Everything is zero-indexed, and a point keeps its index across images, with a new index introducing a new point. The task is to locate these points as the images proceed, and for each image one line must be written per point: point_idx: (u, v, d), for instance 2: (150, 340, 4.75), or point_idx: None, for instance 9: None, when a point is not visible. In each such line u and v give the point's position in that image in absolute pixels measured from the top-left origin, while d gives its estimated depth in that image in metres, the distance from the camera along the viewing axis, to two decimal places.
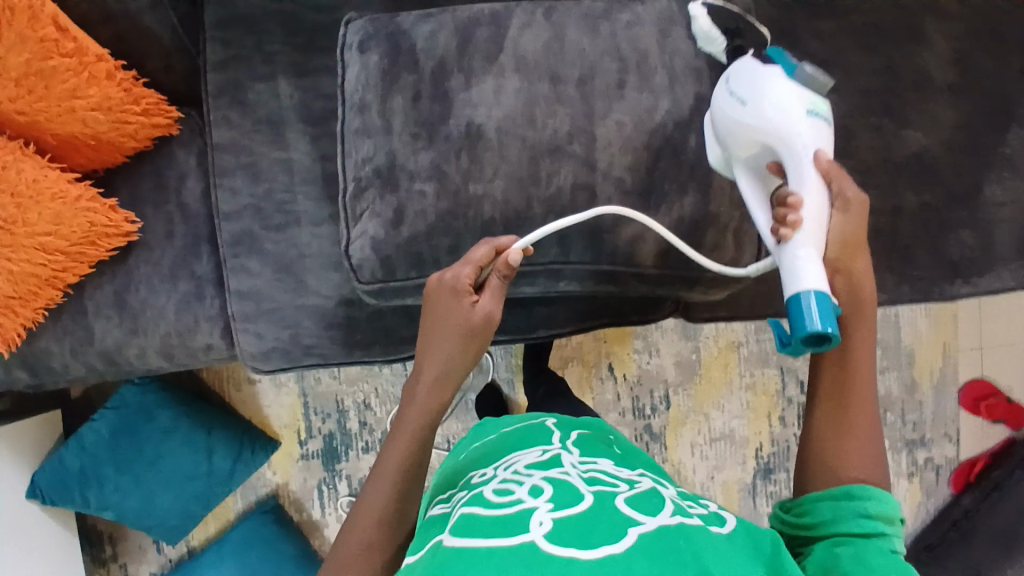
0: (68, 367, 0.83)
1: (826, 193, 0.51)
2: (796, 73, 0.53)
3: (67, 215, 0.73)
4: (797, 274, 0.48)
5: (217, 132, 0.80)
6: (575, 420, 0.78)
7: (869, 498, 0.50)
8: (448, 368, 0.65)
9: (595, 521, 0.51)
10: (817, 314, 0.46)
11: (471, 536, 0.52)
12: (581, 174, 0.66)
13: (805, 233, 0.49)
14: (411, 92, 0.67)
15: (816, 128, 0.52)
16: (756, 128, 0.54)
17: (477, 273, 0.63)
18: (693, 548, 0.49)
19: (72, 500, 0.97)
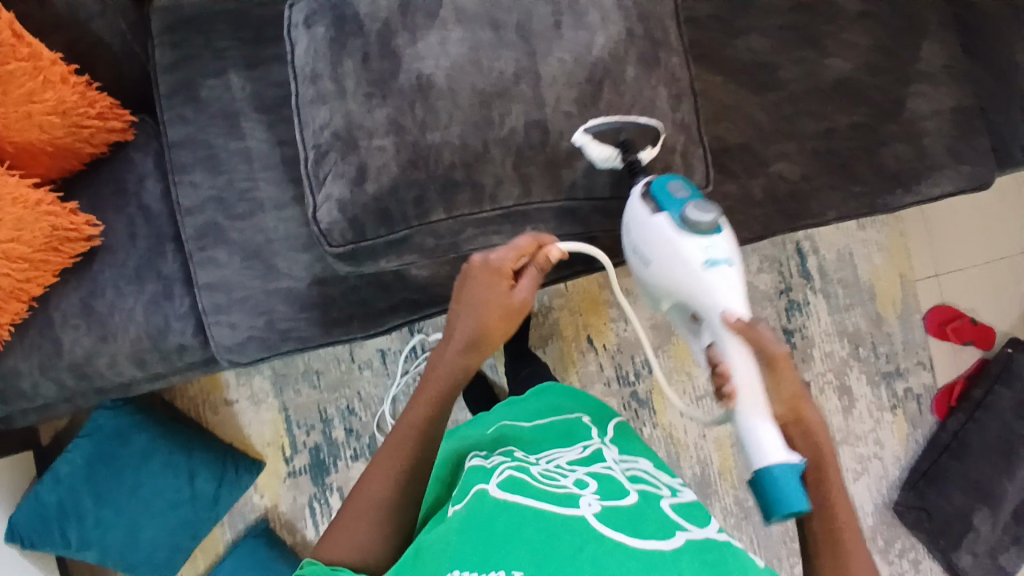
0: (35, 387, 0.80)
1: (751, 357, 0.60)
2: (684, 232, 0.64)
3: (28, 220, 0.72)
4: (758, 453, 0.58)
5: (173, 131, 0.81)
6: (599, 410, 0.80)
7: None
8: (481, 337, 0.65)
9: (645, 517, 0.56)
10: (783, 492, 0.56)
11: (522, 495, 0.57)
12: (532, 112, 0.70)
13: (747, 408, 0.59)
14: (360, 54, 0.70)
15: (716, 287, 0.63)
16: (674, 288, 0.66)
17: (517, 258, 0.65)
18: (733, 556, 0.55)
19: (52, 540, 0.94)
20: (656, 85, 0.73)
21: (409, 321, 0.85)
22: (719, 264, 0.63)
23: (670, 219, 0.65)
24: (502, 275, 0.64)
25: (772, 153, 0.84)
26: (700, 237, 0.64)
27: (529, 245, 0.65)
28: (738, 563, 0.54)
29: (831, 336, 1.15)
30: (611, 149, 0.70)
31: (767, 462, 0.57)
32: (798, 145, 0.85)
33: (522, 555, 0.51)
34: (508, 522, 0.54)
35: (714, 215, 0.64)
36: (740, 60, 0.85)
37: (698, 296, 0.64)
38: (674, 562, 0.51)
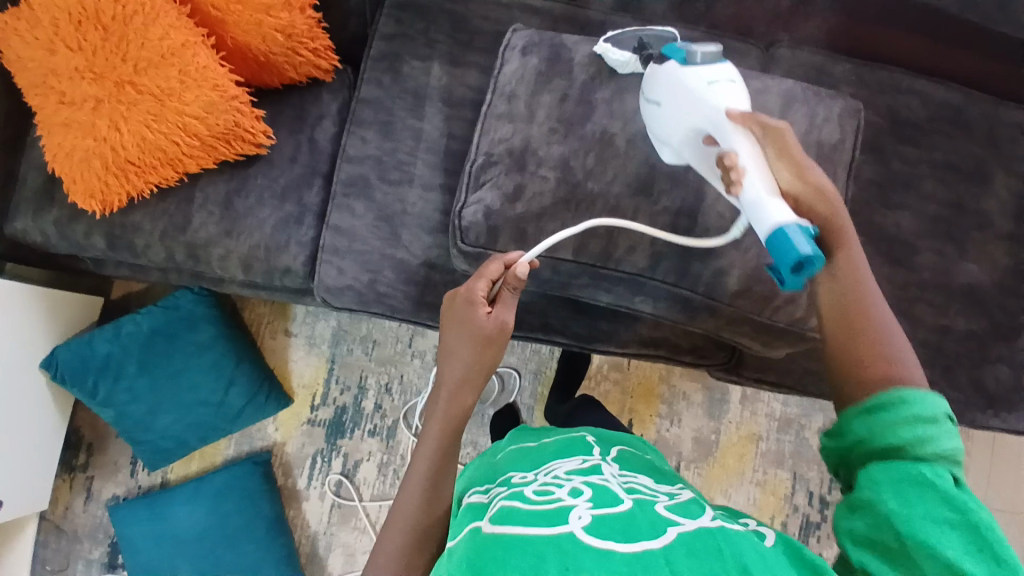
0: (149, 248, 0.86)
1: (753, 138, 0.58)
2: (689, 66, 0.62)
3: (217, 108, 0.79)
4: (766, 216, 0.53)
5: (366, 89, 0.87)
6: (609, 437, 0.77)
7: (902, 401, 0.48)
8: (464, 375, 0.67)
9: (635, 519, 0.51)
10: (796, 240, 0.50)
11: (511, 524, 0.52)
12: (688, 201, 0.72)
13: (752, 184, 0.55)
14: (562, 89, 0.76)
15: (723, 95, 0.60)
16: (691, 116, 0.62)
17: (489, 286, 0.66)
18: (730, 544, 0.48)
19: (82, 384, 0.97)
20: None
21: None
22: (726, 83, 0.60)
23: (676, 60, 0.64)
24: (474, 303, 0.66)
25: None
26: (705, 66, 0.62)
27: (496, 270, 0.65)
28: (735, 549, 0.47)
29: None
30: (629, 54, 0.74)
31: (780, 221, 0.52)
32: (910, 329, 0.86)
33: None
34: (496, 552, 0.50)
35: (717, 50, 0.63)
36: (887, 233, 0.87)
37: (705, 117, 0.60)
38: (664, 560, 0.46)
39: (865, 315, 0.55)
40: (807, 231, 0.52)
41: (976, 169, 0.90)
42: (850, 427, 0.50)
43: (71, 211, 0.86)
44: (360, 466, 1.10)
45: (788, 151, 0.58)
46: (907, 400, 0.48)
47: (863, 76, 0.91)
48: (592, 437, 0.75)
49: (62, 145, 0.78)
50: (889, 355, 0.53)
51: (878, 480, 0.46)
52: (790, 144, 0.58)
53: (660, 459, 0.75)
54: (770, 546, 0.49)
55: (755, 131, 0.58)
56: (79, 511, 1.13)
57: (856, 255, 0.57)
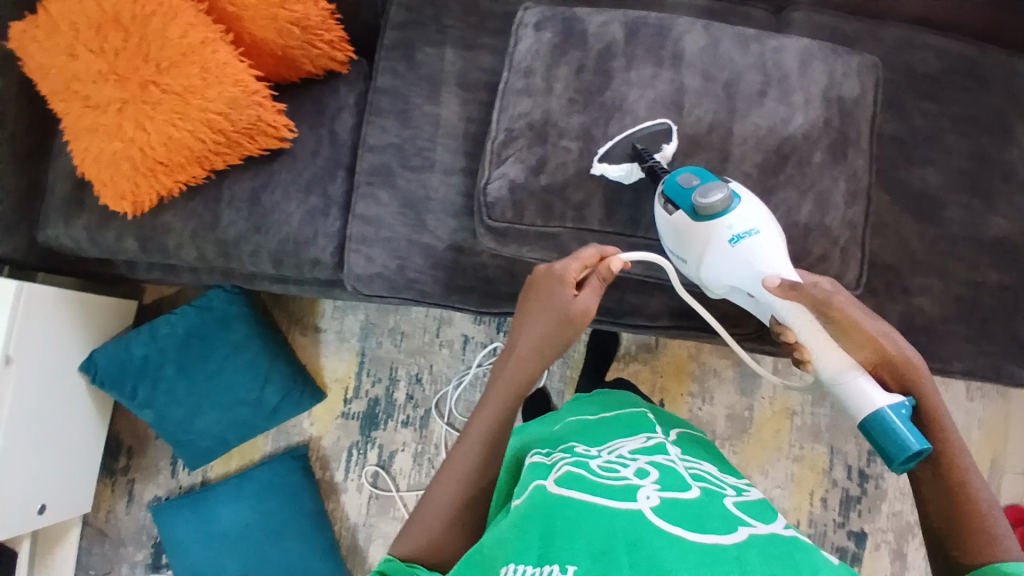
0: (181, 248, 0.88)
1: (805, 309, 0.62)
2: (703, 224, 0.64)
3: (240, 103, 0.80)
4: (863, 400, 0.59)
5: (383, 78, 0.88)
6: (665, 417, 0.79)
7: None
8: (537, 348, 0.66)
9: (707, 512, 0.52)
10: (906, 432, 0.56)
11: (579, 490, 0.54)
12: (710, 164, 0.73)
13: (829, 366, 0.61)
14: (577, 63, 0.76)
15: (752, 257, 0.64)
16: (732, 279, 0.65)
17: (579, 269, 0.66)
18: (805, 558, 0.48)
19: (121, 387, 0.99)
20: (838, 177, 0.75)
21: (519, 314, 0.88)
22: (749, 238, 0.63)
23: (687, 215, 0.65)
24: (564, 283, 0.66)
25: (917, 283, 0.85)
26: (722, 219, 0.64)
27: (591, 254, 0.67)
28: (810, 561, 0.47)
29: (904, 496, 1.10)
30: (625, 167, 0.71)
31: (877, 408, 0.58)
32: (943, 287, 0.85)
33: (578, 553, 0.47)
34: (563, 513, 0.51)
35: (722, 194, 0.63)
36: (911, 189, 0.87)
37: (749, 282, 0.65)
38: (736, 559, 0.46)
39: (966, 496, 0.56)
40: (906, 415, 0.57)
41: (1000, 121, 0.88)
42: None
43: (102, 215, 0.88)
44: (396, 456, 1.11)
45: (846, 316, 0.60)
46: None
47: (877, 36, 0.90)
48: (652, 416, 0.77)
49: (91, 149, 0.80)
50: (993, 536, 0.54)
51: None
52: (847, 307, 0.60)
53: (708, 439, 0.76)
54: (837, 562, 0.49)
55: (803, 303, 0.61)
56: (121, 514, 1.15)
57: (956, 436, 0.58)
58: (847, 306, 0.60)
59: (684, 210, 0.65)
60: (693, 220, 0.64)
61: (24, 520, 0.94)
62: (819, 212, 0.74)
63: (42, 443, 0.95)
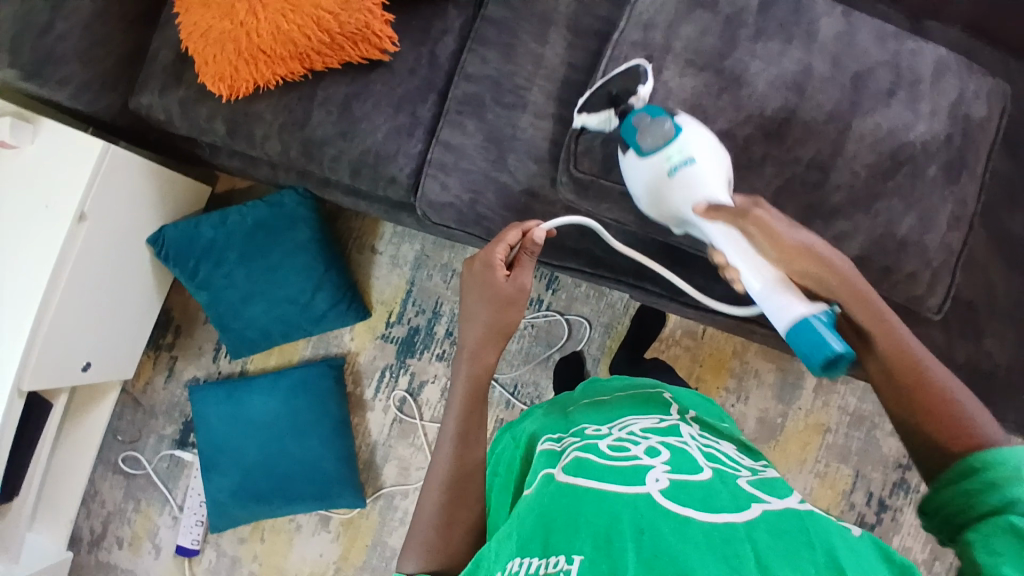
0: (267, 139, 0.89)
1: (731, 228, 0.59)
2: (642, 158, 0.64)
3: (351, 7, 0.81)
4: (779, 317, 0.57)
5: (494, 9, 0.88)
6: (687, 398, 0.77)
7: (991, 464, 0.47)
8: (484, 339, 0.71)
9: (716, 491, 0.51)
10: (820, 338, 0.54)
11: (586, 476, 0.54)
12: (822, 153, 0.71)
13: (755, 280, 0.58)
14: (701, 26, 0.74)
15: (686, 186, 0.62)
16: (672, 209, 0.64)
17: (507, 250, 0.70)
18: (819, 531, 0.47)
19: (185, 264, 1.03)
20: (946, 196, 0.72)
21: (580, 271, 0.89)
22: (682, 167, 0.62)
23: (634, 149, 0.65)
24: (491, 267, 0.69)
25: (992, 324, 0.82)
26: (664, 149, 0.63)
27: (515, 236, 0.69)
28: (824, 535, 0.46)
29: (918, 534, 1.08)
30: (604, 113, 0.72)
31: (788, 324, 0.56)
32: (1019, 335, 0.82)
33: (584, 540, 0.47)
34: (570, 502, 0.51)
35: (659, 126, 0.63)
36: (1013, 231, 0.83)
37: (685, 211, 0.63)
38: (748, 537, 0.45)
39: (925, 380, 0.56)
40: (828, 323, 0.55)
41: None
42: (941, 500, 0.49)
43: (198, 92, 0.90)
44: (425, 386, 1.13)
45: (770, 230, 0.57)
46: (990, 463, 0.47)
47: (1012, 64, 0.86)
48: (670, 395, 0.76)
49: (200, 25, 0.83)
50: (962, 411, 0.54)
51: (970, 539, 0.45)
52: (771, 223, 0.57)
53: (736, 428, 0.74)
54: (858, 533, 0.49)
55: (724, 222, 0.59)
56: (158, 388, 1.21)
57: (891, 326, 0.58)
58: (767, 221, 0.57)
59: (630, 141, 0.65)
60: (638, 152, 0.65)
61: (67, 374, 0.99)
62: (922, 227, 0.71)
63: (94, 307, 0.99)
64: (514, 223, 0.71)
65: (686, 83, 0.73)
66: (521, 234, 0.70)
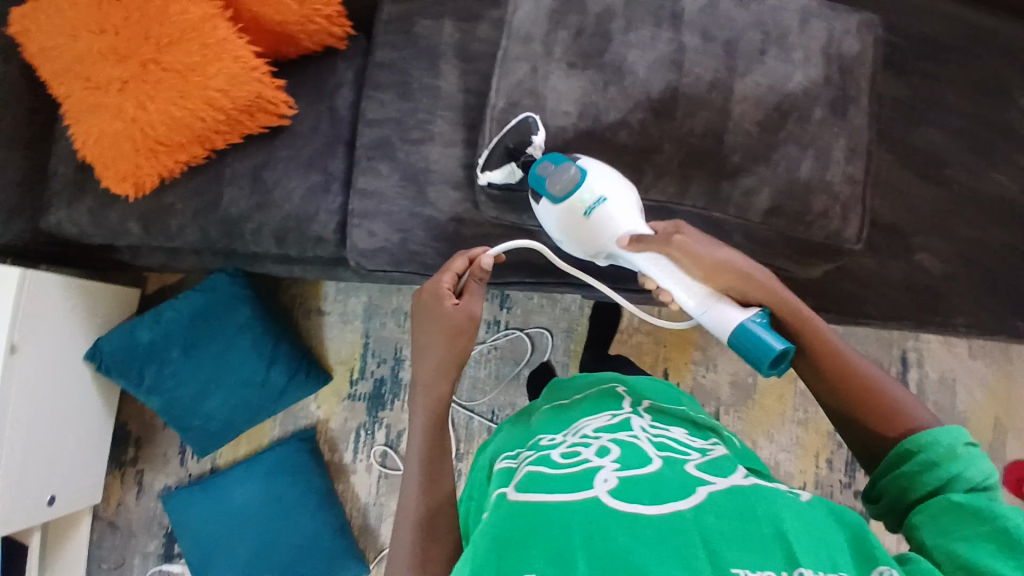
0: (184, 229, 0.88)
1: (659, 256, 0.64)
2: (559, 206, 0.68)
3: (240, 80, 0.80)
4: (724, 328, 0.63)
5: (381, 52, 0.89)
6: (640, 388, 0.78)
7: (925, 448, 0.55)
8: (441, 365, 0.71)
9: (665, 481, 0.52)
10: (763, 340, 0.60)
11: (535, 492, 0.54)
12: (713, 120, 0.76)
13: (691, 299, 0.64)
14: (575, 30, 0.80)
15: (606, 224, 0.66)
16: (602, 246, 0.68)
17: (455, 280, 0.72)
18: (764, 503, 0.50)
19: (129, 373, 0.99)
20: (837, 132, 0.77)
21: (523, 282, 0.90)
22: (599, 208, 0.66)
23: (547, 199, 0.70)
24: (441, 296, 0.71)
25: (918, 241, 0.86)
26: (573, 194, 0.67)
27: (462, 264, 0.72)
28: (770, 509, 0.49)
29: None
30: (503, 172, 0.78)
31: (734, 331, 0.62)
32: (944, 245, 0.87)
33: (535, 557, 0.47)
34: (521, 517, 0.51)
35: (567, 175, 0.68)
36: (916, 149, 0.88)
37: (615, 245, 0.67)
38: (696, 525, 0.47)
39: (852, 374, 0.64)
40: (765, 324, 0.62)
41: (1001, 81, 0.90)
42: (884, 485, 0.57)
43: (105, 197, 0.88)
44: (403, 435, 1.12)
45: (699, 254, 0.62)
46: (922, 448, 0.55)
47: None
48: (623, 389, 0.76)
49: (92, 130, 0.81)
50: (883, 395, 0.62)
51: (916, 519, 0.51)
52: (696, 247, 0.62)
53: (698, 411, 0.76)
54: (809, 497, 0.53)
55: (655, 251, 0.63)
56: (131, 505, 1.16)
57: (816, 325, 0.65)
58: (689, 245, 0.62)
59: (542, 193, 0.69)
60: (552, 202, 0.69)
61: (34, 511, 0.95)
62: (821, 167, 0.77)
63: (43, 440, 0.94)
64: (461, 252, 0.73)
65: (574, 82, 0.78)
66: (468, 262, 0.72)
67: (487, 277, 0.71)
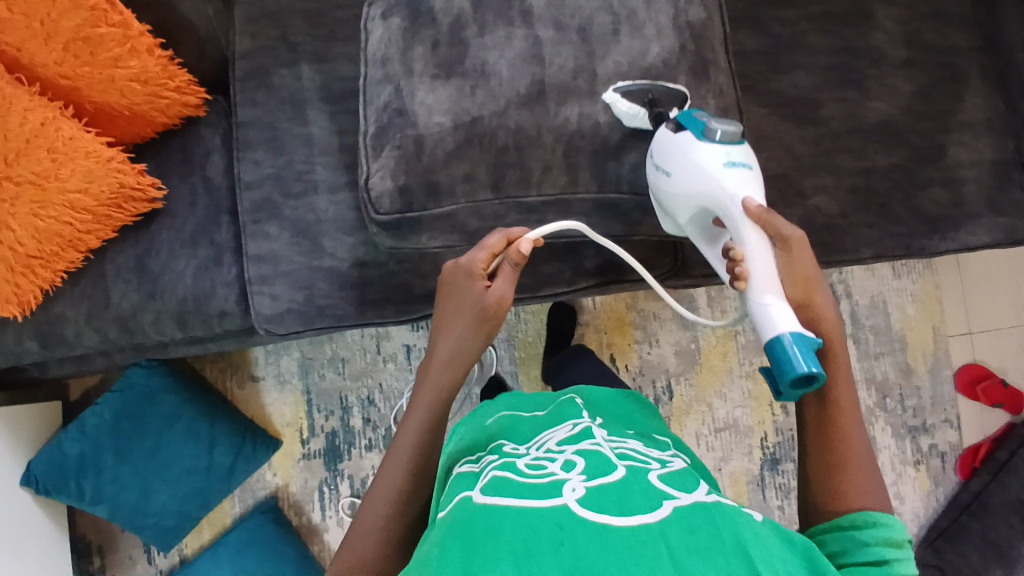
0: (81, 335, 0.84)
1: (766, 236, 0.61)
2: (706, 140, 0.64)
3: (98, 174, 0.77)
4: (769, 326, 0.57)
5: (242, 111, 0.86)
6: (596, 400, 0.80)
7: (876, 525, 0.56)
8: (457, 350, 0.69)
9: (630, 488, 0.53)
10: (801, 357, 0.55)
11: (504, 496, 0.54)
12: (586, 106, 0.73)
13: (766, 290, 0.59)
14: (430, 42, 0.74)
15: (733, 180, 0.62)
16: (698, 195, 0.64)
17: (490, 260, 0.68)
18: (726, 523, 0.49)
19: (66, 490, 0.95)
20: (705, 95, 0.76)
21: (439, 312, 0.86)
22: (741, 167, 0.63)
23: (693, 128, 0.65)
24: (474, 275, 0.67)
25: (810, 185, 0.88)
26: (722, 144, 0.63)
27: (499, 242, 0.67)
28: (731, 526, 0.49)
29: (861, 383, 1.14)
30: (639, 108, 0.71)
31: (780, 332, 0.56)
32: (835, 182, 0.89)
33: (504, 557, 0.47)
34: (491, 521, 0.51)
35: (735, 125, 0.64)
36: (786, 95, 0.90)
37: (715, 201, 0.63)
38: (661, 536, 0.48)
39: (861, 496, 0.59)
40: (811, 347, 0.56)
41: (858, 12, 0.93)
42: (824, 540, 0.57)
43: None
44: (367, 482, 1.10)
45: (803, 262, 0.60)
46: (874, 524, 0.56)
47: None
48: (580, 400, 0.78)
49: None
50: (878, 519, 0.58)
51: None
52: (801, 252, 0.60)
53: (645, 424, 0.78)
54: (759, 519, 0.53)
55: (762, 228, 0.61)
56: None
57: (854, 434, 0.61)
58: (801, 248, 0.60)
59: (692, 121, 0.65)
60: (696, 133, 0.64)
61: None
62: None
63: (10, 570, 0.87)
64: (498, 231, 0.68)
65: (433, 93, 0.73)
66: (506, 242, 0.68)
67: (524, 263, 0.67)
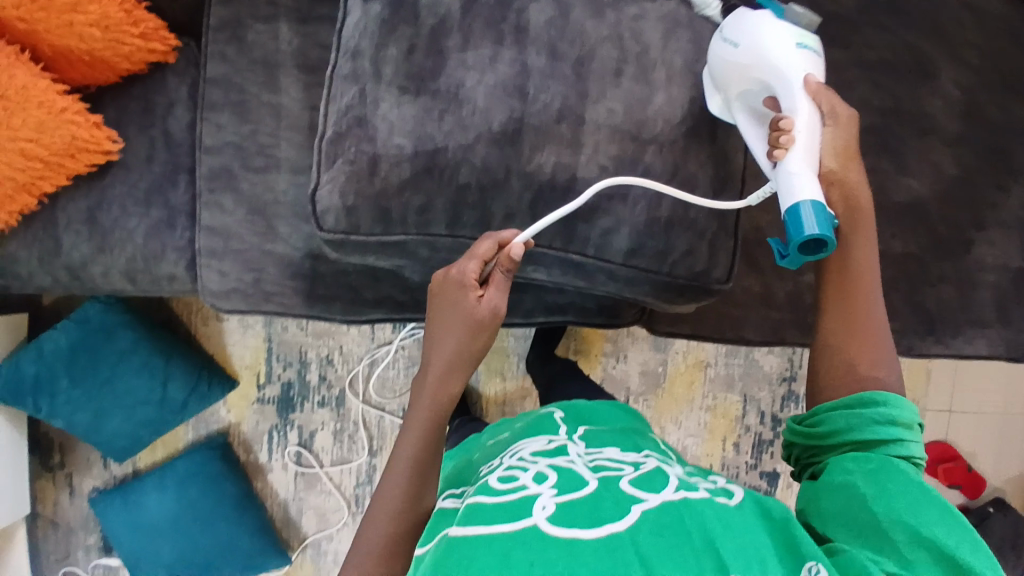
0: (33, 275, 0.82)
1: (817, 110, 0.55)
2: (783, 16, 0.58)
3: (50, 125, 0.72)
4: (789, 192, 0.53)
5: (211, 66, 0.79)
6: (581, 411, 0.74)
7: (886, 404, 0.51)
8: (455, 358, 0.61)
9: (600, 501, 0.50)
10: (815, 222, 0.50)
11: (472, 524, 0.49)
12: (563, 156, 0.65)
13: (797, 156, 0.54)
14: (406, 44, 0.66)
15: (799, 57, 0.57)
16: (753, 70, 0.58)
17: (481, 268, 0.59)
18: (692, 515, 0.48)
19: (24, 403, 0.98)
20: (704, 158, 0.67)
21: (386, 317, 0.84)
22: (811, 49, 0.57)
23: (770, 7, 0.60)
24: (466, 285, 0.59)
25: None
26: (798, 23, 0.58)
27: (489, 249, 0.59)
28: (698, 519, 0.48)
29: None
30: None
31: (801, 195, 0.52)
32: None
33: None
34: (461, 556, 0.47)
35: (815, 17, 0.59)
36: None
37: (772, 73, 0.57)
38: (632, 542, 0.46)
39: None
40: (828, 216, 0.51)
41: (921, 65, 0.80)
42: (834, 419, 0.53)
43: None
44: (315, 435, 1.13)
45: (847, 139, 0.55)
46: (884, 403, 0.51)
47: None
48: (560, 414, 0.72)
49: None
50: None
51: (855, 470, 0.49)
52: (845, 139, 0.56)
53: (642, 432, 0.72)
54: (735, 503, 0.51)
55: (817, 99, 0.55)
56: (67, 505, 1.16)
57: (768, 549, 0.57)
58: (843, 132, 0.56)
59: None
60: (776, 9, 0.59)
61: None
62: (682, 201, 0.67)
63: None
64: (488, 235, 0.60)
65: (401, 110, 0.65)
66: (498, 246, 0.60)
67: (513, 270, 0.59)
